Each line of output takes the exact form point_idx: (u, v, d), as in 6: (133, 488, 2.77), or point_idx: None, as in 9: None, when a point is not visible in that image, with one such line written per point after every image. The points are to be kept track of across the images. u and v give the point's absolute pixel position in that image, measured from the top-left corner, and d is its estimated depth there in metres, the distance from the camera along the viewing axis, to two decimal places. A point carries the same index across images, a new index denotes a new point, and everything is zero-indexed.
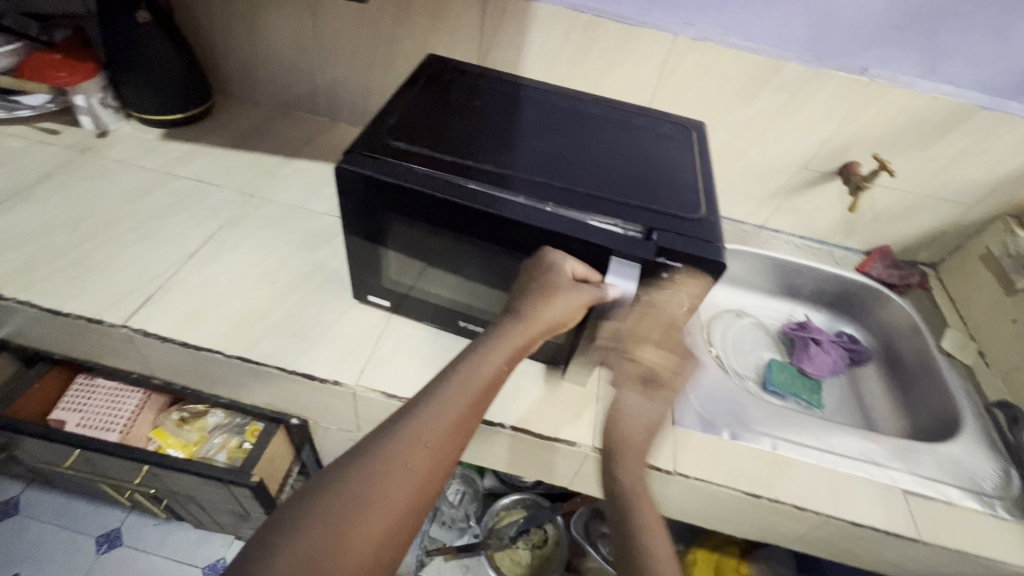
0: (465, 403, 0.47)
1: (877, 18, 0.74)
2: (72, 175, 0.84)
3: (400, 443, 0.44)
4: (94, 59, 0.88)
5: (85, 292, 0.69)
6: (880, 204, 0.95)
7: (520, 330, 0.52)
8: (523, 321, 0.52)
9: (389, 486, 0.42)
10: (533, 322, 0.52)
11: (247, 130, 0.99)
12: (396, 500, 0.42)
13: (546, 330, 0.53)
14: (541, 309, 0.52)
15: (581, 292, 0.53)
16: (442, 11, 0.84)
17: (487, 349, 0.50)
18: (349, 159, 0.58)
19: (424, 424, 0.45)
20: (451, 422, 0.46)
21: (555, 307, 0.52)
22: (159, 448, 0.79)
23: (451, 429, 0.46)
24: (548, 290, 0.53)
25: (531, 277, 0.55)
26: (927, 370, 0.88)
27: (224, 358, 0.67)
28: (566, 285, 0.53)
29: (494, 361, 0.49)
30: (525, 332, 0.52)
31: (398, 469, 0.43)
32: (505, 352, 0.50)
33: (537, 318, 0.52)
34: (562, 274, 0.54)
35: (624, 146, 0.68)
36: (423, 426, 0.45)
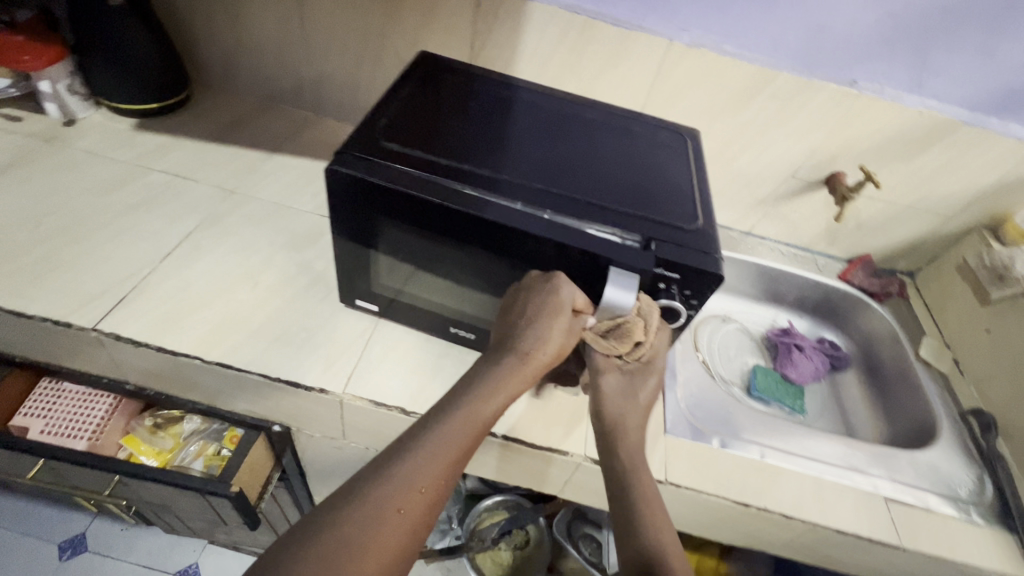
0: (460, 445, 0.47)
1: (867, 33, 0.75)
2: (36, 166, 0.79)
3: (396, 484, 0.42)
4: (61, 42, 0.83)
5: (51, 293, 0.65)
6: (864, 214, 0.97)
7: (514, 373, 0.51)
8: (518, 362, 0.51)
9: (383, 530, 0.40)
10: (530, 364, 0.52)
11: (227, 123, 0.95)
12: (387, 546, 0.41)
13: (540, 371, 0.53)
14: (538, 350, 0.52)
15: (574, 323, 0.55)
16: (435, 6, 0.82)
17: (482, 392, 0.50)
18: (340, 160, 0.55)
19: (421, 468, 0.44)
20: (445, 467, 0.45)
21: (550, 350, 0.52)
22: (130, 456, 0.76)
23: (445, 471, 0.45)
24: (548, 330, 0.52)
25: (534, 314, 0.52)
26: (905, 377, 0.91)
27: (203, 364, 0.64)
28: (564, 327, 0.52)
29: (489, 404, 0.49)
30: (520, 374, 0.51)
31: (393, 514, 0.41)
32: (501, 394, 0.50)
33: (532, 360, 0.52)
34: (567, 310, 0.52)
35: (620, 152, 0.67)
36: (420, 469, 0.44)
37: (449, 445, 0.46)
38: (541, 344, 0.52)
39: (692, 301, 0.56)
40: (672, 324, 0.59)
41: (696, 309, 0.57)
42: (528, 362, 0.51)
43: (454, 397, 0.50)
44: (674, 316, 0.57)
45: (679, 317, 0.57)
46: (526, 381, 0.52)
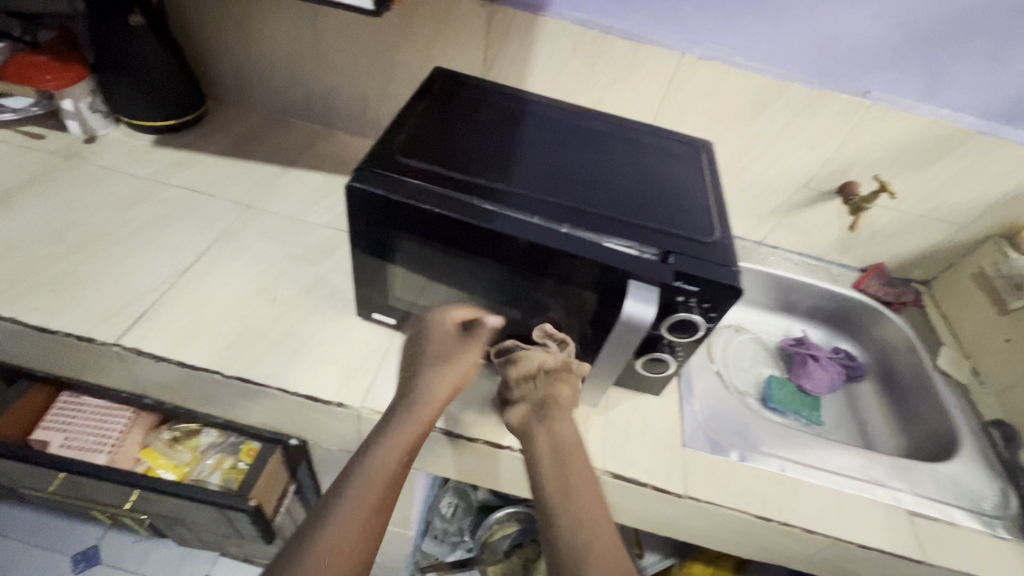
0: (380, 480, 0.49)
1: (879, 43, 0.75)
2: (57, 182, 0.80)
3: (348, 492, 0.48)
4: (83, 62, 0.84)
5: (74, 308, 0.66)
6: (877, 223, 0.96)
7: (416, 414, 0.55)
8: (418, 403, 0.56)
9: (343, 530, 0.46)
10: (431, 399, 0.56)
11: (242, 137, 0.96)
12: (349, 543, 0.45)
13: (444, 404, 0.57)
14: (434, 388, 0.57)
15: (466, 341, 0.61)
16: (447, 22, 0.83)
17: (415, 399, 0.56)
18: (360, 177, 0.56)
19: (349, 508, 0.47)
20: (391, 465, 0.51)
21: (446, 383, 0.58)
22: (148, 470, 0.76)
23: (373, 509, 0.48)
24: (440, 368, 0.58)
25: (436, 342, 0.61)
26: (922, 387, 0.90)
27: (222, 378, 0.64)
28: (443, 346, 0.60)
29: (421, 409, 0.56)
30: (426, 411, 0.56)
31: (326, 556, 0.44)
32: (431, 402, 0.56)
33: (430, 398, 0.56)
34: (439, 333, 0.61)
35: (635, 165, 0.67)
36: (347, 512, 0.47)
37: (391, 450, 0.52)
38: (437, 382, 0.58)
39: (710, 314, 0.56)
40: (689, 336, 0.58)
41: (714, 321, 0.57)
42: (443, 370, 0.58)
43: (394, 411, 0.56)
44: (692, 327, 0.57)
45: (697, 329, 0.57)
46: (436, 409, 0.56)
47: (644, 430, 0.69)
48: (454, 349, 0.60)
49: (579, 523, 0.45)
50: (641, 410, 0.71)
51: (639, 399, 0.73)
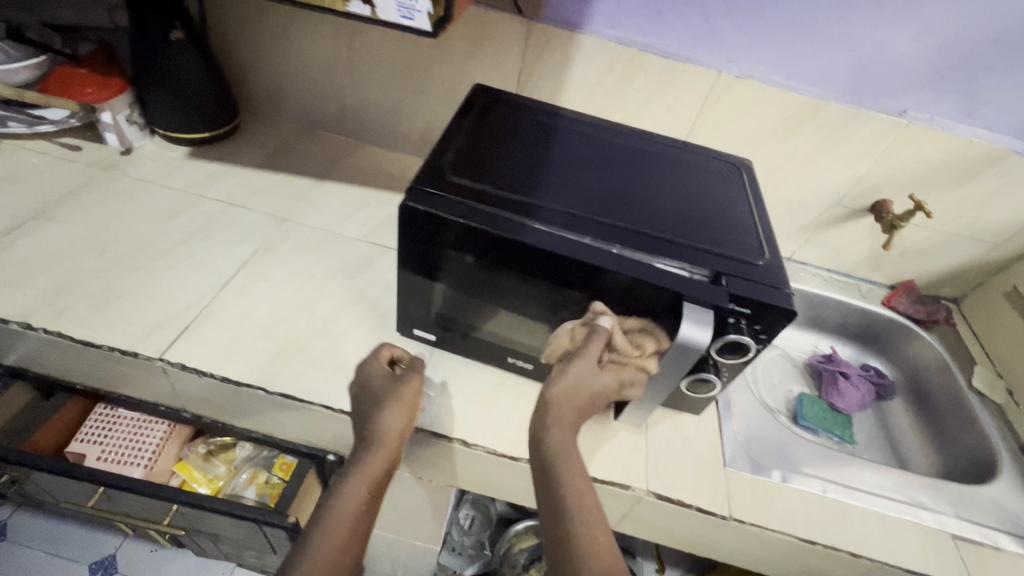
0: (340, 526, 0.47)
1: (918, 64, 0.76)
2: (96, 195, 0.81)
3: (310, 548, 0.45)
4: (122, 76, 0.85)
5: (117, 322, 0.66)
6: (909, 241, 0.96)
7: (373, 457, 0.52)
8: (374, 445, 0.53)
9: None
10: (387, 438, 0.53)
11: (275, 150, 0.97)
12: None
13: (398, 443, 0.55)
14: (389, 426, 0.54)
15: (410, 375, 0.59)
16: (485, 38, 0.83)
17: (373, 432, 0.53)
18: (413, 196, 0.56)
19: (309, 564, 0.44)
20: (355, 508, 0.48)
21: (400, 420, 0.55)
22: (182, 483, 0.76)
23: (335, 564, 0.45)
24: (393, 403, 0.55)
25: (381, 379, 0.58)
26: (956, 406, 0.89)
27: (265, 394, 0.64)
28: (387, 381, 0.58)
29: (378, 445, 0.53)
30: (382, 453, 0.53)
31: None
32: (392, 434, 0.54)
33: (388, 437, 0.53)
34: (376, 374, 0.59)
35: (679, 184, 0.68)
36: (312, 569, 0.43)
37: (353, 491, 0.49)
38: (391, 420, 0.54)
39: (761, 336, 0.56)
40: (738, 358, 0.58)
41: (764, 343, 0.57)
42: (397, 401, 0.56)
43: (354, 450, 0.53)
44: (743, 350, 0.57)
45: (747, 351, 0.57)
46: (393, 442, 0.54)
47: (685, 450, 0.68)
48: (404, 382, 0.58)
49: (583, 531, 0.44)
50: (681, 430, 0.71)
51: (678, 418, 0.72)
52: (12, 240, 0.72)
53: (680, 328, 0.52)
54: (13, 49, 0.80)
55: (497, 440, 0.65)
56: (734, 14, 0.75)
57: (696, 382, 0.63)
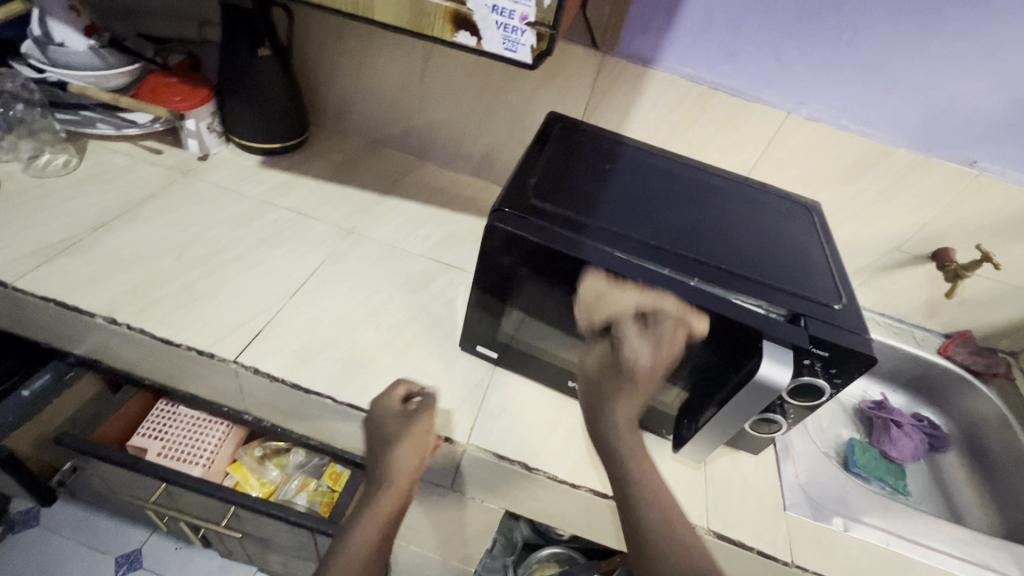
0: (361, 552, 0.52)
1: (993, 116, 0.76)
2: (175, 198, 0.84)
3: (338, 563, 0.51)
4: (208, 86, 0.89)
5: (195, 322, 0.68)
6: (970, 291, 0.94)
7: (386, 493, 0.57)
8: (388, 482, 0.58)
9: None
10: (398, 478, 0.58)
11: (341, 163, 1.00)
12: None
13: (411, 478, 0.59)
14: (402, 463, 0.59)
15: (421, 414, 0.62)
16: (558, 67, 0.86)
17: (388, 467, 0.58)
18: (498, 217, 0.58)
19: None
20: (373, 533, 0.55)
21: (413, 456, 0.59)
22: (236, 485, 0.77)
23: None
24: (405, 443, 0.59)
25: (392, 418, 0.62)
26: (1018, 464, 0.86)
27: (332, 403, 0.65)
28: (394, 423, 0.61)
29: (395, 483, 0.58)
30: (395, 490, 0.58)
31: None
32: (406, 469, 0.59)
33: (400, 475, 0.59)
34: (388, 411, 0.63)
35: (750, 222, 0.68)
36: None
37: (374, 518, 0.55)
38: (403, 457, 0.59)
39: (835, 380, 0.55)
40: (810, 400, 0.57)
41: (838, 388, 0.56)
42: (408, 438, 0.60)
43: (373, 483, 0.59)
44: (815, 393, 0.56)
45: (821, 394, 0.56)
46: (409, 477, 0.59)
47: (745, 490, 0.67)
48: (414, 421, 0.61)
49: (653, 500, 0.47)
50: (741, 469, 0.70)
51: (737, 457, 0.71)
52: (99, 236, 0.75)
53: (759, 366, 0.51)
54: (110, 56, 0.83)
55: (556, 466, 0.65)
56: (809, 59, 0.77)
57: (760, 424, 0.62)
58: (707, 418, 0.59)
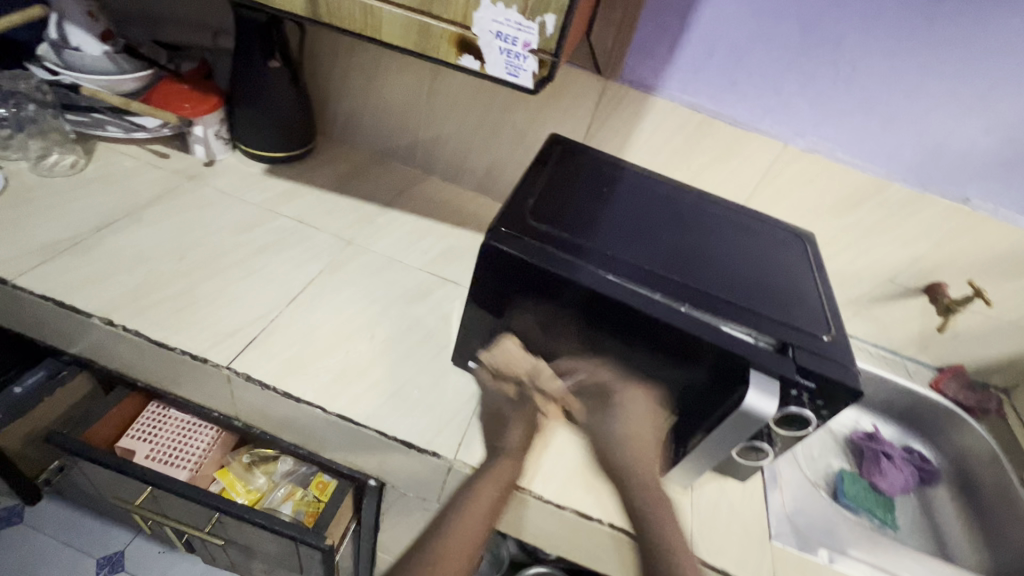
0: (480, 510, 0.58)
1: (986, 155, 0.77)
2: (179, 202, 0.85)
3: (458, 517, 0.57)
4: (218, 93, 0.91)
5: (191, 327, 0.68)
6: (963, 325, 0.95)
7: (502, 463, 0.62)
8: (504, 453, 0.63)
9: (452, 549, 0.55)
10: (511, 450, 0.64)
11: (345, 174, 1.01)
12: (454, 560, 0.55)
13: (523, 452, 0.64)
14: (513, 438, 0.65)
15: (525, 397, 0.67)
16: (562, 90, 0.88)
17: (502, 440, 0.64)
18: (494, 236, 0.59)
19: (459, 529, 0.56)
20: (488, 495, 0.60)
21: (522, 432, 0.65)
22: (223, 490, 0.77)
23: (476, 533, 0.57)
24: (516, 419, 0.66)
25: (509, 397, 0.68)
26: (1007, 501, 0.86)
27: (322, 413, 0.65)
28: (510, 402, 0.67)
29: (506, 454, 0.63)
30: (509, 460, 0.63)
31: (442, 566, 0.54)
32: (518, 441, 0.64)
33: (513, 448, 0.64)
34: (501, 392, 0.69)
35: (744, 249, 0.69)
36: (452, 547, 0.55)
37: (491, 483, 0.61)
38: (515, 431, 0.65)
39: (822, 411, 0.56)
40: (796, 430, 0.58)
41: (825, 419, 0.56)
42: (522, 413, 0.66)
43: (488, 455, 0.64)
44: (801, 423, 0.57)
45: (806, 424, 0.56)
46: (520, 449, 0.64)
47: (731, 517, 0.67)
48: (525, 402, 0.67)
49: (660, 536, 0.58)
50: (727, 496, 0.70)
51: (724, 483, 0.71)
52: (101, 237, 0.76)
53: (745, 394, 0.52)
54: (124, 62, 0.85)
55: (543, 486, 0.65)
56: (807, 93, 0.78)
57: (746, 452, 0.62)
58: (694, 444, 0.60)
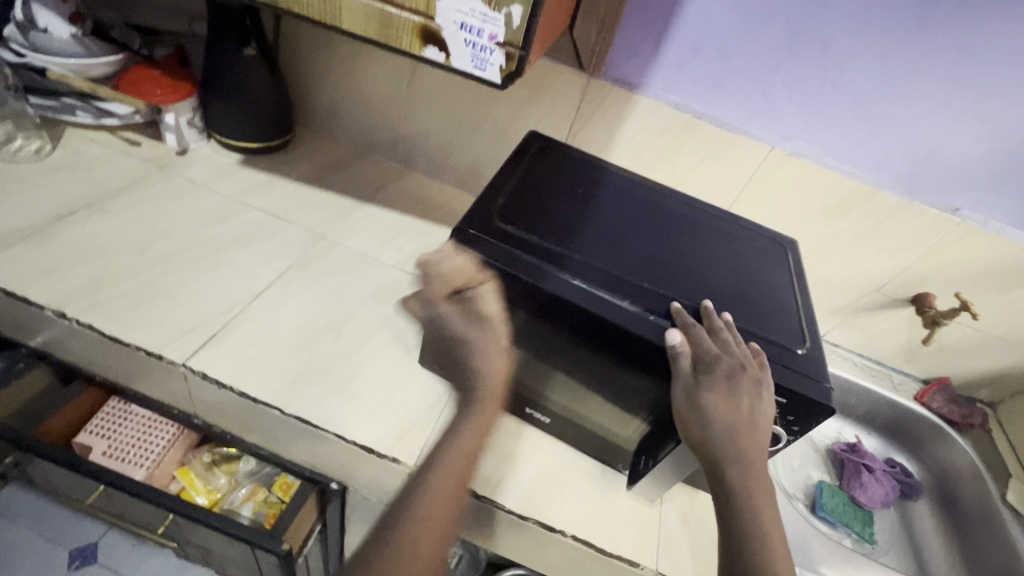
0: (448, 476, 0.57)
1: (977, 165, 0.75)
2: (147, 191, 0.83)
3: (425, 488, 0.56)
4: (192, 80, 0.89)
5: (149, 322, 0.66)
6: (950, 338, 0.93)
7: (468, 431, 0.60)
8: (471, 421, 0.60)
9: (418, 518, 0.53)
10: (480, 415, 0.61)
11: (323, 167, 0.99)
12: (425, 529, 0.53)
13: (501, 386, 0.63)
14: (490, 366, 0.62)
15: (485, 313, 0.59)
16: (545, 86, 0.85)
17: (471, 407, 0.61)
18: (458, 237, 0.57)
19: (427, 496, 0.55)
20: (462, 460, 0.58)
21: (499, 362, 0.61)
22: (182, 489, 0.75)
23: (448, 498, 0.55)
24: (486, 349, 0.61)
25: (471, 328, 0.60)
26: (987, 519, 0.85)
27: (281, 415, 0.63)
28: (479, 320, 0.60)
29: (478, 421, 0.61)
30: (477, 428, 0.60)
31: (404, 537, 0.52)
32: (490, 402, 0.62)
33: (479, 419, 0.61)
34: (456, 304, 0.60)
35: (722, 256, 0.67)
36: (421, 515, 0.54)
37: (460, 451, 0.59)
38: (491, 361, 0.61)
39: (793, 427, 0.53)
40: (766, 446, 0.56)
41: (796, 436, 0.54)
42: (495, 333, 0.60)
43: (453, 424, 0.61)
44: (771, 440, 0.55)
45: (777, 440, 0.54)
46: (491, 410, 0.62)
47: (700, 532, 0.65)
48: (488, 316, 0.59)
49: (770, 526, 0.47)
50: (698, 510, 0.68)
51: (695, 496, 0.69)
52: (62, 225, 0.74)
53: (708, 409, 0.50)
54: (93, 45, 0.82)
55: (506, 496, 0.63)
56: (795, 95, 0.76)
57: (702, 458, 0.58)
58: (661, 458, 0.58)
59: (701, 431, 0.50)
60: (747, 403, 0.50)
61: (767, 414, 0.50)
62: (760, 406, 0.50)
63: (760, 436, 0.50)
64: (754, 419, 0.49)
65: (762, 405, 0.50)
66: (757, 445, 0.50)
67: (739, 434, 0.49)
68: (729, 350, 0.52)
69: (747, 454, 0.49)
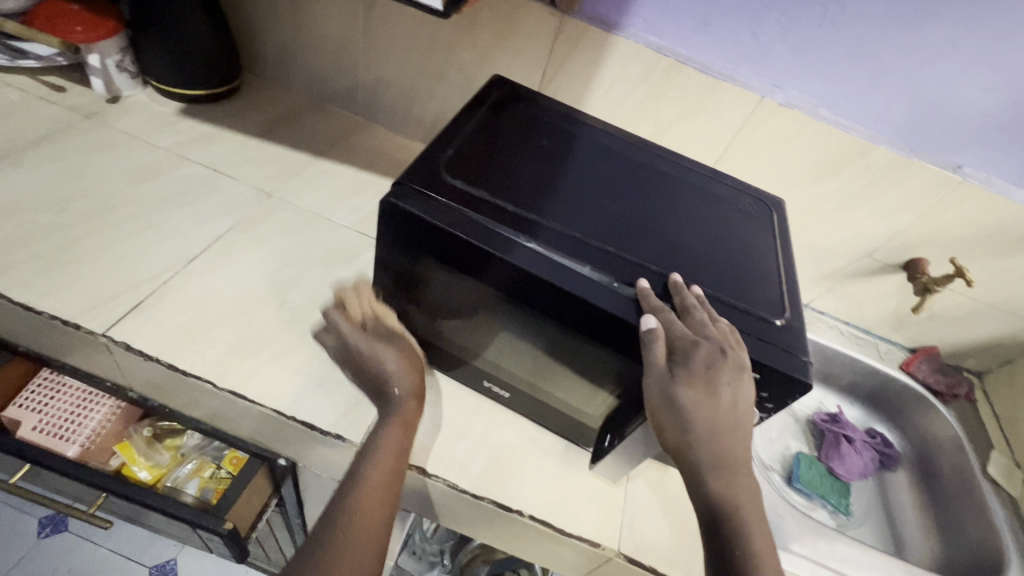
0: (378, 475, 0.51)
1: (985, 117, 0.68)
2: (71, 142, 0.75)
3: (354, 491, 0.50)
4: (117, 16, 0.78)
5: (66, 289, 0.60)
6: (942, 306, 0.88)
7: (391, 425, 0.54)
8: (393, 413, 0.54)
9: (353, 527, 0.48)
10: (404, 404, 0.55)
11: (274, 118, 0.90)
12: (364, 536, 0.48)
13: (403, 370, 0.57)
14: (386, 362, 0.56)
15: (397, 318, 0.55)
16: (513, 26, 0.76)
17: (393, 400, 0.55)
18: (398, 192, 0.50)
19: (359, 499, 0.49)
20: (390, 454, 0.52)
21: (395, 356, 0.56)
22: (123, 466, 0.70)
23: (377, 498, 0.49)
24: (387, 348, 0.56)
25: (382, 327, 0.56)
26: (966, 491, 0.82)
27: (213, 389, 0.58)
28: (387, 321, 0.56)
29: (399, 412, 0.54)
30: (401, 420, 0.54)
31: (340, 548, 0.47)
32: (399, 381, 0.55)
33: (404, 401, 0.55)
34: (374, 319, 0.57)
35: (699, 217, 0.60)
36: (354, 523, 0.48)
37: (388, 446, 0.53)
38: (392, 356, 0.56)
39: (766, 404, 0.49)
40: None
41: (769, 413, 0.50)
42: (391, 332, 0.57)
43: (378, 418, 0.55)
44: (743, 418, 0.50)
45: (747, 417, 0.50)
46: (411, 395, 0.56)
47: (667, 510, 0.62)
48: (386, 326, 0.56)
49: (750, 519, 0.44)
50: (666, 487, 0.64)
51: (664, 472, 0.66)
52: None
53: (688, 405, 0.45)
54: None
55: (460, 474, 0.59)
56: (788, 36, 0.68)
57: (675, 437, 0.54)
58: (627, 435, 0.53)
59: (681, 429, 0.45)
60: (725, 392, 0.45)
61: (747, 400, 0.46)
62: (740, 394, 0.45)
63: (741, 425, 0.46)
64: (734, 411, 0.45)
65: (743, 394, 0.45)
66: (739, 435, 0.46)
67: (717, 426, 0.45)
68: (705, 333, 0.46)
69: (725, 443, 0.45)
